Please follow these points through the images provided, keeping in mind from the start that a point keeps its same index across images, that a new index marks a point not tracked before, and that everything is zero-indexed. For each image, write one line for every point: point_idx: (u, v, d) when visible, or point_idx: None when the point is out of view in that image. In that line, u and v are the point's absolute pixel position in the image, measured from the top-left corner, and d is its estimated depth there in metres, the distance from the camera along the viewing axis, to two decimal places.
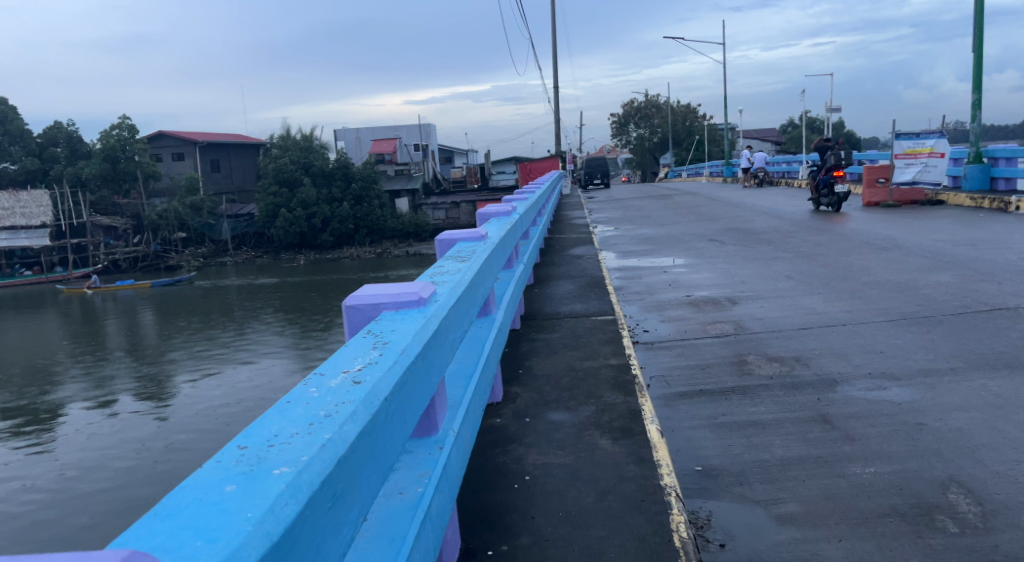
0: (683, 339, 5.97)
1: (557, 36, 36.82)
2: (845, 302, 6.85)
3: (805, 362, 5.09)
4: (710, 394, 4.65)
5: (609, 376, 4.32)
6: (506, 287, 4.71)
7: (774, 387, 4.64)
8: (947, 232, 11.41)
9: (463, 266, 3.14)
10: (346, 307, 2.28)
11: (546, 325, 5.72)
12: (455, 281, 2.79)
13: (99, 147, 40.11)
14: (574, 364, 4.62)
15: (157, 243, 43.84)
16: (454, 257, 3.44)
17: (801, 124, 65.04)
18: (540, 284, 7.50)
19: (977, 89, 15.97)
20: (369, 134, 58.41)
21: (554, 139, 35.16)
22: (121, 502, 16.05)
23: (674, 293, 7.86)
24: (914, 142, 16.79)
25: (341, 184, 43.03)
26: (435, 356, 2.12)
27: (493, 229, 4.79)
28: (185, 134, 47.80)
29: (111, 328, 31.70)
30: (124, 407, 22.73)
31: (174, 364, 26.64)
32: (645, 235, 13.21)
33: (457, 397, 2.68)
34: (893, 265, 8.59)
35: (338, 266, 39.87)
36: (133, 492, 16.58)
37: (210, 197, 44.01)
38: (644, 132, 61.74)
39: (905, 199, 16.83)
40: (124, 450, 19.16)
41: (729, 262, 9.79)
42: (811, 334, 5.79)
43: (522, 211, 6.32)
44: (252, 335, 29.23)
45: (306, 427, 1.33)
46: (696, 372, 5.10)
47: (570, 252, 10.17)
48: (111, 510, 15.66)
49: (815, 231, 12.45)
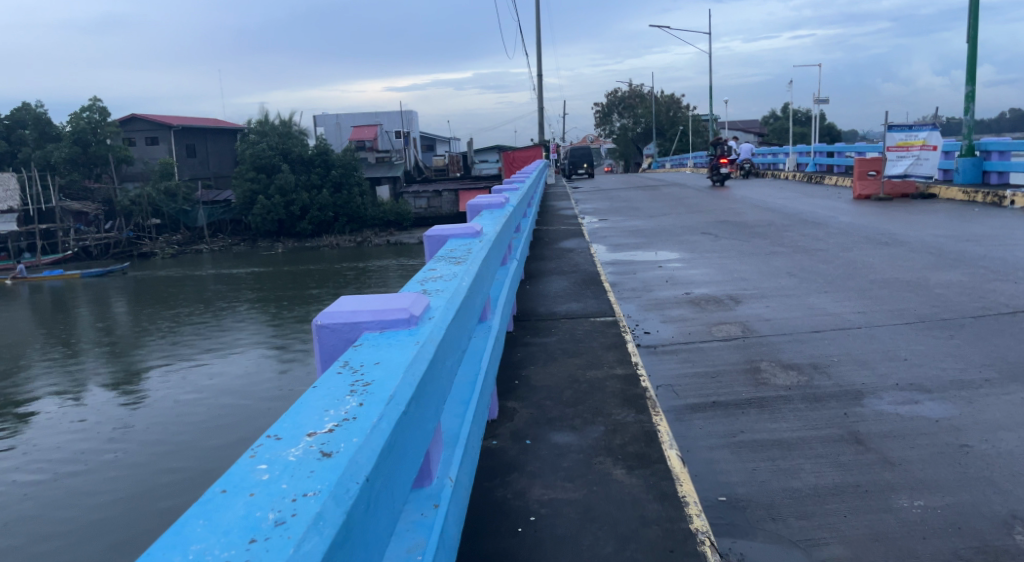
0: (687, 342, 5.55)
1: (541, 25, 36.13)
2: (854, 302, 6.45)
3: (824, 370, 4.67)
4: (725, 406, 4.25)
5: (616, 390, 3.87)
6: (501, 289, 4.26)
7: (794, 400, 4.23)
8: (946, 227, 11.07)
9: (459, 270, 2.69)
10: (317, 327, 1.81)
11: (542, 327, 5.28)
12: (451, 290, 2.32)
13: (69, 129, 39.09)
14: (576, 373, 4.17)
15: (131, 230, 42.66)
16: (446, 258, 2.96)
17: (784, 117, 64.89)
18: (531, 281, 7.07)
19: (970, 81, 15.66)
20: (349, 120, 57.44)
21: (538, 127, 34.57)
22: (93, 496, 15.46)
23: (672, 291, 7.46)
24: (906, 134, 16.60)
25: (321, 171, 42.13)
26: (431, 393, 1.64)
27: (487, 223, 4.32)
28: (160, 118, 46.61)
29: (83, 317, 30.77)
30: (95, 398, 21.99)
31: (148, 355, 25.83)
32: (634, 227, 12.85)
33: (453, 432, 2.22)
34: (898, 262, 8.21)
35: (317, 256, 39.06)
36: (106, 484, 16.00)
37: (185, 183, 42.91)
38: (627, 122, 61.29)
39: (896, 193, 16.41)
40: (95, 444, 18.43)
41: (726, 257, 9.40)
42: (825, 337, 5.39)
43: (513, 201, 5.86)
44: (228, 326, 28.47)
45: (245, 549, 0.86)
46: (706, 381, 4.68)
47: (560, 245, 9.73)
48: (85, 504, 15.08)
49: (810, 225, 12.08)
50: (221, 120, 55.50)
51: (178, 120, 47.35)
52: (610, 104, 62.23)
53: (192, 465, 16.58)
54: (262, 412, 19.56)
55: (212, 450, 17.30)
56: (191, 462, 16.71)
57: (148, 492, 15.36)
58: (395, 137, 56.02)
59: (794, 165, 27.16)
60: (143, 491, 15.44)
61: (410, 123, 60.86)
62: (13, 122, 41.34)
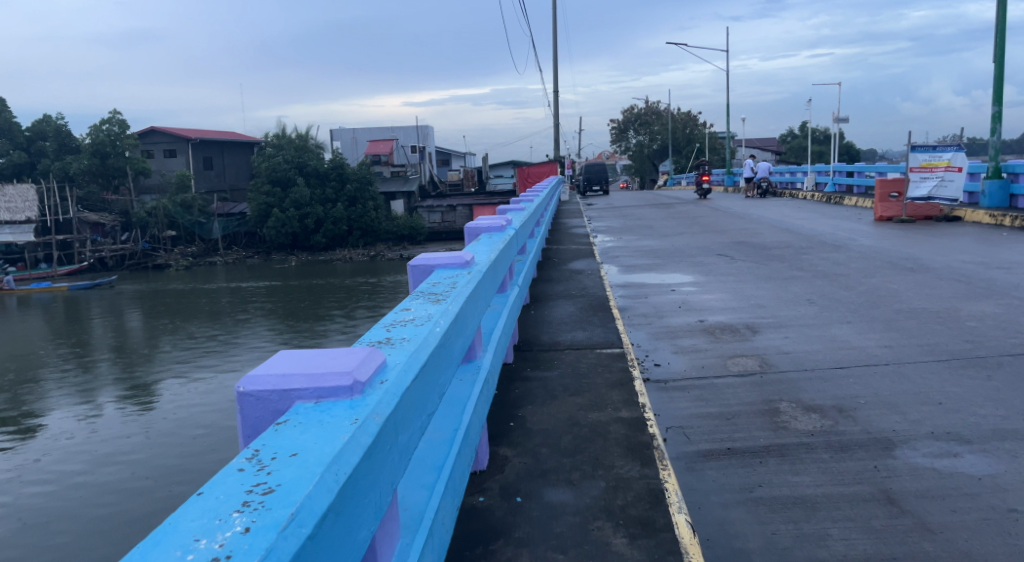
0: (700, 377, 5.16)
1: (557, 41, 35.96)
2: (880, 334, 6.05)
3: (850, 413, 4.27)
4: (740, 452, 3.88)
5: (620, 436, 3.50)
6: (496, 321, 3.91)
7: (818, 448, 3.84)
8: (974, 252, 10.64)
9: (436, 309, 2.34)
10: (237, 393, 1.47)
11: (543, 359, 4.92)
12: (421, 340, 1.97)
13: (88, 141, 39.47)
14: (576, 415, 3.82)
15: (146, 241, 42.87)
16: (425, 293, 2.61)
17: (803, 135, 64.30)
18: (536, 305, 6.72)
19: (998, 101, 15.22)
20: (365, 134, 57.52)
21: (554, 143, 34.36)
22: (97, 507, 15.21)
23: (685, 318, 7.08)
24: (930, 155, 15.97)
25: (335, 185, 42.14)
26: (368, 489, 1.29)
27: (483, 248, 3.97)
28: (178, 131, 46.91)
29: (96, 328, 30.75)
30: (105, 408, 21.84)
31: (160, 366, 25.73)
32: (647, 247, 12.48)
33: (415, 513, 1.86)
34: (925, 290, 7.80)
35: (331, 270, 38.89)
36: (109, 495, 15.75)
37: (201, 195, 43.07)
38: (644, 140, 61.03)
39: (919, 215, 16.01)
40: (104, 454, 18.20)
41: (742, 281, 9.01)
42: (850, 374, 4.99)
43: (516, 224, 5.51)
44: (240, 338, 28.33)
45: None
46: (720, 423, 4.30)
47: (569, 266, 9.39)
48: (88, 513, 14.83)
49: (830, 248, 11.64)
50: (237, 134, 55.82)
51: (195, 133, 47.65)
52: (626, 121, 61.99)
53: (198, 476, 16.29)
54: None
55: (218, 461, 17.04)
56: (195, 474, 16.42)
57: (152, 503, 15.06)
58: (411, 151, 56.09)
59: (813, 184, 26.66)
60: (147, 502, 15.16)
61: (426, 138, 60.88)
62: (34, 134, 41.74)
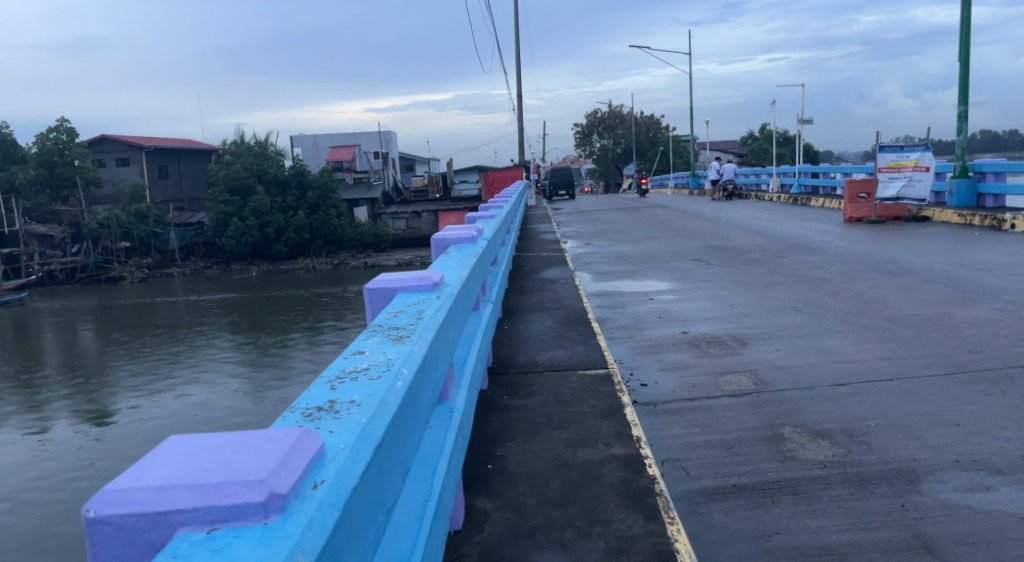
0: (691, 398, 4.73)
1: (520, 46, 35.66)
2: (876, 345, 5.68)
3: (862, 439, 3.87)
4: (749, 490, 3.43)
5: (616, 481, 3.03)
6: (470, 346, 3.39)
7: (835, 483, 3.40)
8: (950, 253, 10.44)
9: (397, 352, 1.83)
10: (85, 521, 0.95)
11: (522, 382, 4.44)
12: (380, 406, 1.45)
13: (35, 150, 37.69)
14: (562, 453, 3.35)
15: (99, 253, 41.46)
16: (385, 327, 2.09)
17: (765, 138, 64.89)
18: (509, 319, 6.26)
19: (963, 101, 15.16)
20: (326, 140, 56.50)
21: (518, 148, 33.99)
22: (44, 534, 14.35)
23: (667, 329, 6.67)
24: (897, 155, 15.86)
25: (296, 193, 41.32)
26: None
27: (452, 264, 3.44)
28: (132, 138, 45.54)
29: (48, 344, 29.47)
30: (57, 428, 20.74)
31: (116, 382, 24.79)
32: (619, 252, 12.09)
33: None
34: (912, 294, 7.48)
35: (293, 279, 37.90)
36: (57, 519, 14.88)
37: (157, 205, 41.80)
38: (607, 143, 61.05)
39: (888, 215, 15.85)
40: (54, 477, 17.28)
41: (721, 288, 8.63)
42: (852, 392, 4.61)
43: (488, 233, 5.00)
44: (199, 352, 27.35)
45: None
46: (722, 454, 3.84)
47: (541, 274, 8.92)
48: (37, 540, 14.01)
49: (806, 251, 11.34)
50: (194, 141, 54.43)
51: (149, 140, 46.25)
52: (590, 125, 61.84)
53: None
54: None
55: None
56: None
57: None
58: (373, 158, 55.14)
59: (779, 186, 26.60)
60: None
61: (389, 143, 60.15)
62: None
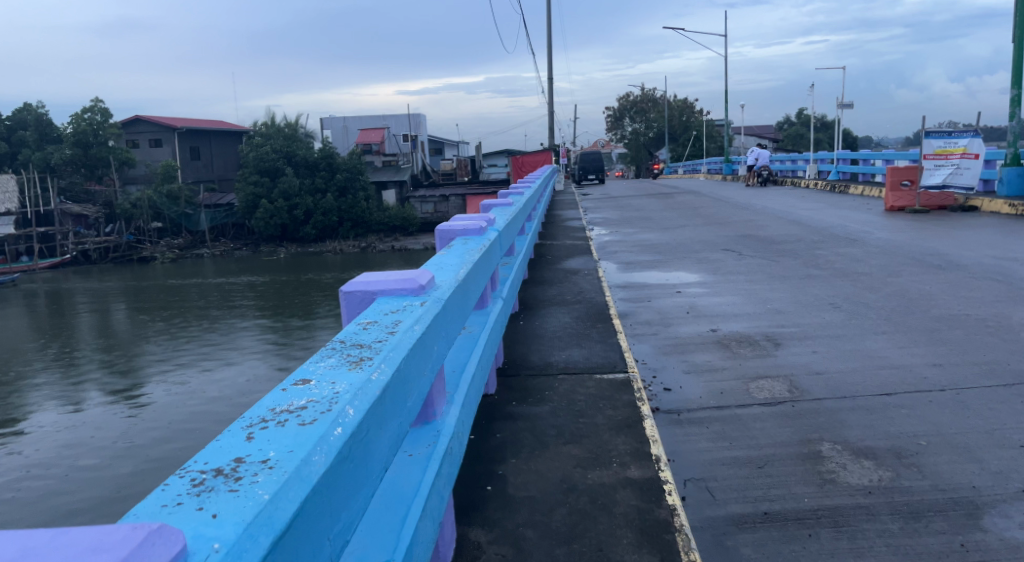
0: (719, 406, 4.33)
1: (551, 27, 35.01)
2: (923, 349, 5.21)
3: (912, 460, 3.44)
4: (783, 519, 3.03)
5: (630, 512, 2.66)
6: (469, 353, 3.01)
7: (882, 515, 2.99)
8: (999, 246, 9.82)
9: (349, 383, 1.47)
10: None
11: (534, 386, 4.09)
12: (292, 473, 1.08)
13: (70, 130, 38.10)
14: (570, 475, 2.98)
15: (131, 233, 41.89)
16: (345, 349, 1.72)
17: (801, 123, 63.28)
18: (525, 313, 5.90)
19: (1017, 84, 14.37)
20: (356, 123, 56.39)
21: (548, 132, 33.43)
22: (69, 508, 14.40)
23: (695, 327, 6.25)
24: (944, 142, 15.24)
25: (325, 174, 41.12)
26: None
27: (450, 259, 3.07)
28: (164, 119, 45.80)
29: (81, 323, 29.87)
30: (91, 405, 20.99)
31: (148, 360, 25.05)
32: (647, 241, 11.63)
33: None
34: (963, 292, 6.96)
35: (320, 262, 37.87)
36: (81, 495, 14.97)
37: (188, 186, 42.05)
38: (640, 128, 60.01)
39: (933, 204, 15.10)
40: (82, 453, 17.37)
41: (753, 281, 8.15)
42: (899, 404, 4.17)
43: (500, 224, 4.60)
44: (228, 334, 27.45)
45: None
46: (751, 475, 3.44)
47: (563, 265, 8.51)
48: (66, 516, 14.10)
49: (845, 242, 10.80)
50: (225, 124, 54.66)
51: (181, 122, 46.51)
52: (621, 109, 60.86)
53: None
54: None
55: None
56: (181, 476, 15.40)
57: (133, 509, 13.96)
58: (402, 140, 54.73)
59: (815, 173, 25.74)
60: (128, 509, 14.06)
61: (418, 126, 59.75)
62: (14, 124, 40.63)
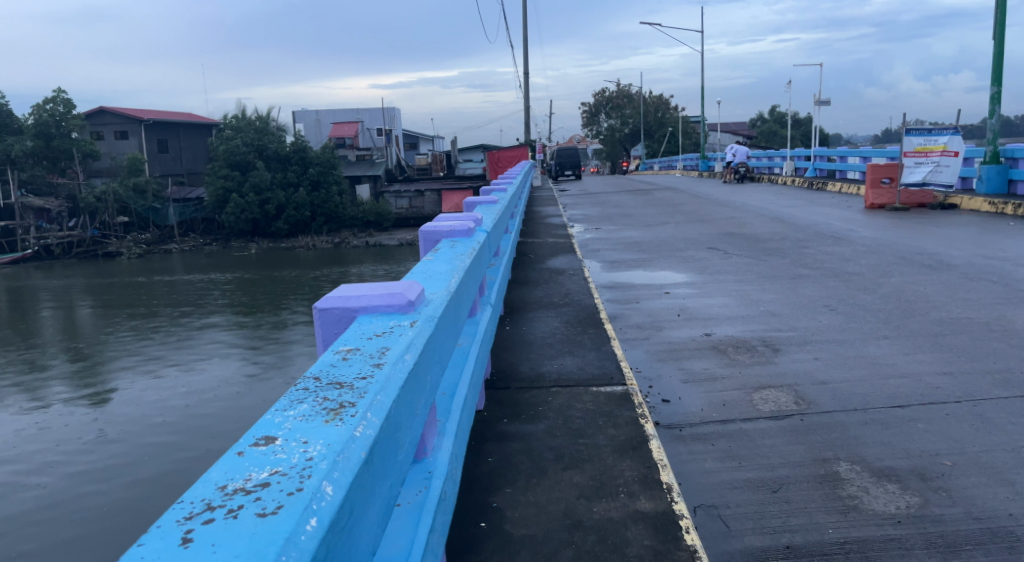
0: (723, 421, 4.02)
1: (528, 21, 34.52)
2: (930, 355, 4.97)
3: (939, 483, 3.18)
4: (807, 555, 2.73)
5: (645, 556, 2.34)
6: (458, 371, 2.65)
7: (916, 550, 2.71)
8: (988, 245, 9.69)
9: (328, 440, 1.13)
10: None
11: (526, 401, 3.75)
12: None
13: (31, 121, 36.74)
14: (573, 508, 2.66)
15: (96, 228, 40.69)
16: (319, 390, 1.37)
17: (775, 119, 63.58)
18: (510, 317, 5.57)
19: (997, 81, 14.33)
20: (328, 117, 55.39)
21: (524, 127, 33.02)
22: (30, 513, 13.74)
23: (687, 330, 5.96)
24: (925, 138, 15.22)
25: (297, 168, 40.28)
26: None
27: (439, 267, 2.72)
28: (130, 110, 44.51)
29: (43, 320, 28.96)
30: (54, 406, 20.25)
31: (113, 359, 24.29)
32: (629, 239, 11.35)
33: None
34: (959, 293, 6.77)
35: (292, 258, 37.06)
36: (43, 497, 14.33)
37: (155, 179, 40.96)
38: (616, 123, 59.81)
39: (912, 201, 14.89)
40: (45, 454, 16.69)
41: (741, 282, 7.88)
42: (917, 418, 3.90)
43: (487, 224, 4.27)
44: (197, 332, 26.71)
45: None
46: (767, 501, 3.15)
47: (548, 264, 8.17)
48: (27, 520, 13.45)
49: (830, 240, 10.62)
50: (194, 116, 53.33)
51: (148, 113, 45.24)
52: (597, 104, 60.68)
53: (149, 481, 14.70)
54: (234, 420, 17.86)
55: (178, 463, 15.47)
56: (150, 478, 14.83)
57: (98, 512, 13.35)
58: (376, 135, 53.83)
59: (792, 169, 25.65)
60: (92, 511, 13.47)
61: (392, 120, 58.88)
62: None
